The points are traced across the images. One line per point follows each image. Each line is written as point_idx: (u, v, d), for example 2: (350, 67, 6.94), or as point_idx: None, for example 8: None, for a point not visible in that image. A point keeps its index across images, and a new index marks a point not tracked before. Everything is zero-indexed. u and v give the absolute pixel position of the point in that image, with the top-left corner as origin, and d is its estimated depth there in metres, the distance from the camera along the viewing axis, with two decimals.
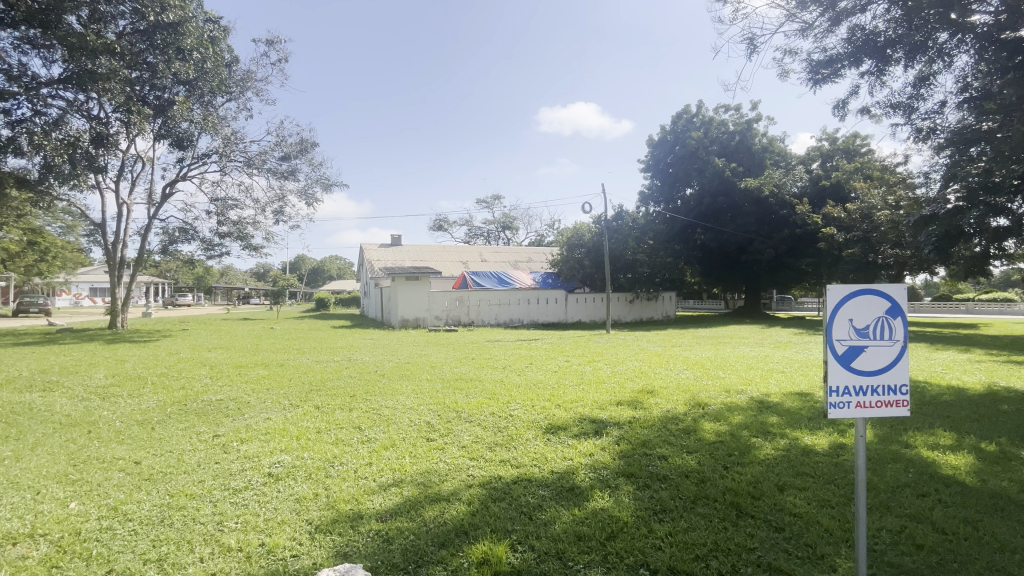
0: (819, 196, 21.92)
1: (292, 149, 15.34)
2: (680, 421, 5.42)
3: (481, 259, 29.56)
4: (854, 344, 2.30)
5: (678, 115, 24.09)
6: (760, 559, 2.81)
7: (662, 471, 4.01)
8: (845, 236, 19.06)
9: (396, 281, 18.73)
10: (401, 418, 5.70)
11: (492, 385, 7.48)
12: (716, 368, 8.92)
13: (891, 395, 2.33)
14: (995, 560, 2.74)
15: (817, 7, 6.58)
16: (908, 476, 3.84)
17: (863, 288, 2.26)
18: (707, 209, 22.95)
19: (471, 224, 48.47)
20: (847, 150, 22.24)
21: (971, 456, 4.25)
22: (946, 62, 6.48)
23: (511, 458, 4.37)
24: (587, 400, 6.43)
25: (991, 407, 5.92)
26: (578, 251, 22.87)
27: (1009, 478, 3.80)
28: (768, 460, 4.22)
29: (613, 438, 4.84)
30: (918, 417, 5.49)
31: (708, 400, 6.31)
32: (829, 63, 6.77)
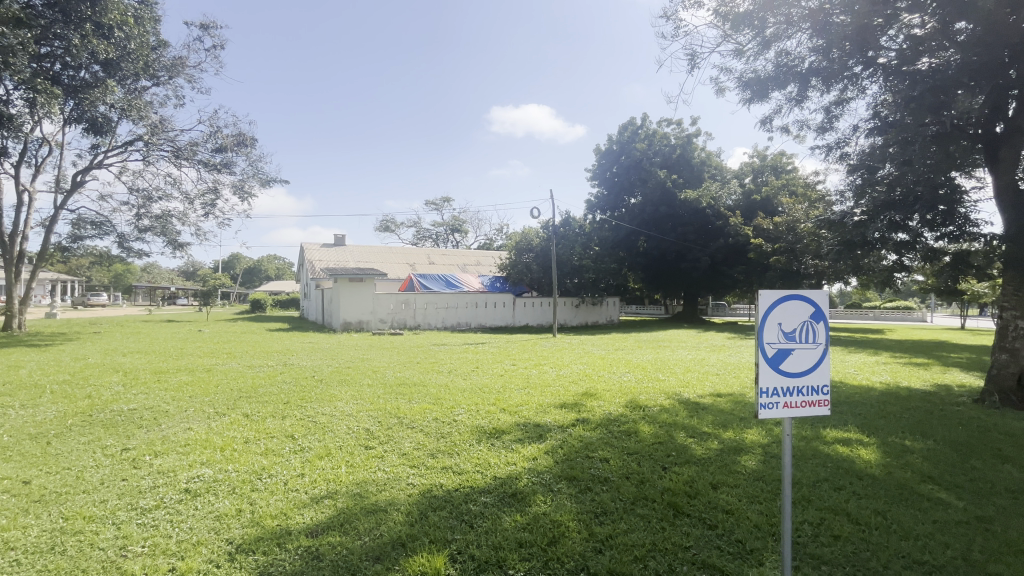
0: (750, 209, 23.21)
1: (227, 140, 14.37)
2: (620, 423, 5.54)
3: (428, 262, 29.13)
4: (782, 347, 2.40)
5: (625, 126, 25.25)
6: (695, 556, 2.89)
7: (604, 473, 4.06)
8: (772, 246, 20.39)
9: (339, 282, 17.99)
10: (339, 425, 5.43)
11: (436, 390, 7.31)
12: (655, 370, 9.24)
13: (814, 395, 2.46)
14: (902, 547, 2.95)
15: (750, 31, 7.06)
16: (826, 470, 4.12)
17: (791, 293, 2.38)
18: (650, 217, 24.03)
19: (420, 225, 47.66)
20: (776, 167, 23.85)
21: (880, 450, 4.64)
22: (859, 89, 7.14)
23: (454, 465, 4.27)
24: (531, 404, 6.44)
25: (895, 405, 6.48)
26: (526, 255, 23.09)
27: (911, 469, 4.17)
28: (701, 459, 4.39)
29: (556, 442, 4.86)
30: (835, 415, 5.93)
31: (646, 402, 6.50)
32: (758, 83, 7.28)
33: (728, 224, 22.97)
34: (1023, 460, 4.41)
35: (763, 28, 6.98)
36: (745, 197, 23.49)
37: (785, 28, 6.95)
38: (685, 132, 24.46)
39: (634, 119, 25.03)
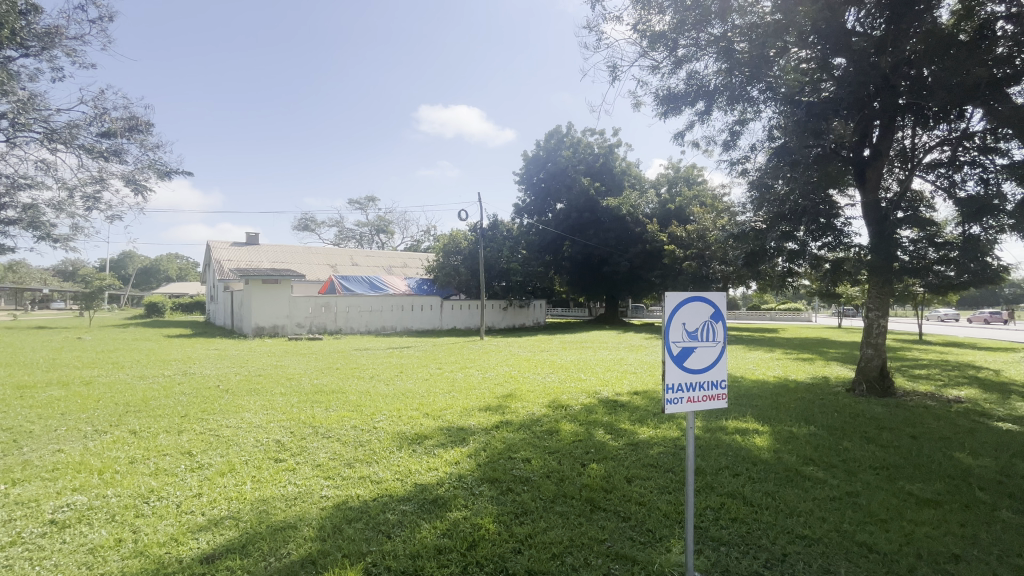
0: (666, 217, 24.79)
1: (117, 126, 12.51)
2: (542, 423, 5.64)
3: (351, 263, 27.95)
4: (686, 345, 2.57)
5: (551, 134, 26.06)
6: (609, 549, 3.00)
7: (526, 473, 4.10)
8: (684, 253, 21.92)
9: (251, 284, 16.67)
10: (245, 437, 5.01)
11: (356, 397, 7.00)
12: (577, 370, 9.57)
13: (713, 389, 2.66)
14: (788, 525, 3.26)
15: (664, 50, 7.68)
16: (727, 459, 4.47)
17: (694, 294, 2.56)
18: (574, 223, 24.90)
19: (343, 225, 45.55)
20: (688, 179, 25.69)
21: (770, 437, 5.13)
22: (756, 111, 7.93)
23: (372, 474, 4.10)
24: (455, 407, 6.37)
25: (784, 396, 7.22)
26: (454, 257, 22.90)
27: (796, 453, 4.65)
28: (619, 454, 4.58)
29: (478, 445, 4.84)
30: (734, 407, 6.49)
31: (568, 401, 6.69)
32: (671, 99, 7.89)
33: (646, 231, 24.36)
34: (882, 440, 5.10)
35: (676, 48, 7.68)
36: (661, 207, 25.05)
37: (694, 50, 7.63)
38: (607, 142, 25.69)
39: (560, 128, 25.89)
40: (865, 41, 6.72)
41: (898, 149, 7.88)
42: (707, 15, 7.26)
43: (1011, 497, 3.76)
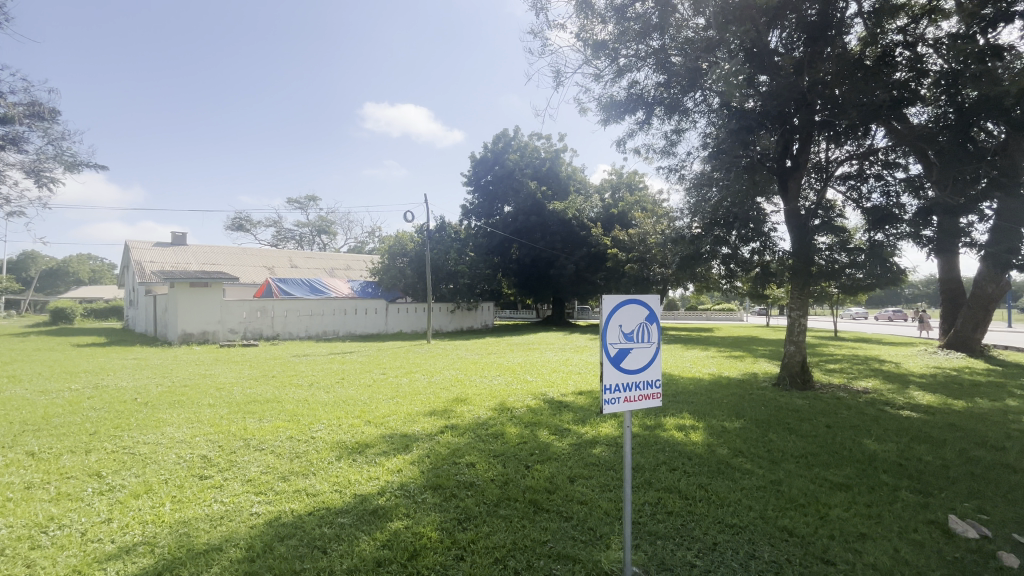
0: (609, 222, 25.55)
1: (16, 111, 11.32)
2: (488, 426, 5.63)
3: (290, 265, 26.69)
4: (623, 346, 2.64)
5: (499, 137, 26.25)
6: (551, 550, 3.03)
7: (470, 478, 4.07)
8: (626, 256, 22.67)
9: (176, 287, 15.48)
10: (165, 454, 4.62)
11: (293, 406, 6.67)
12: (524, 372, 9.66)
13: (649, 389, 2.76)
14: (719, 515, 3.43)
15: (605, 60, 8.06)
16: (664, 454, 4.65)
17: (630, 297, 2.65)
18: (522, 225, 25.15)
19: (281, 225, 43.40)
20: (630, 185, 26.62)
21: (703, 432, 5.40)
22: (691, 121, 8.39)
23: (308, 486, 3.91)
24: (399, 413, 6.22)
25: (717, 392, 7.65)
26: (399, 260, 22.45)
27: (727, 446, 4.92)
28: (563, 455, 4.65)
29: (422, 451, 4.74)
30: (672, 404, 6.79)
31: (514, 404, 6.72)
32: (612, 107, 8.23)
33: (591, 234, 24.98)
34: (802, 430, 5.51)
35: (618, 57, 8.03)
36: (605, 211, 25.77)
37: (635, 61, 8.05)
38: (553, 147, 26.18)
39: (507, 131, 26.10)
40: (786, 61, 7.27)
41: (815, 161, 8.57)
42: (646, 28, 7.62)
43: (909, 478, 4.17)
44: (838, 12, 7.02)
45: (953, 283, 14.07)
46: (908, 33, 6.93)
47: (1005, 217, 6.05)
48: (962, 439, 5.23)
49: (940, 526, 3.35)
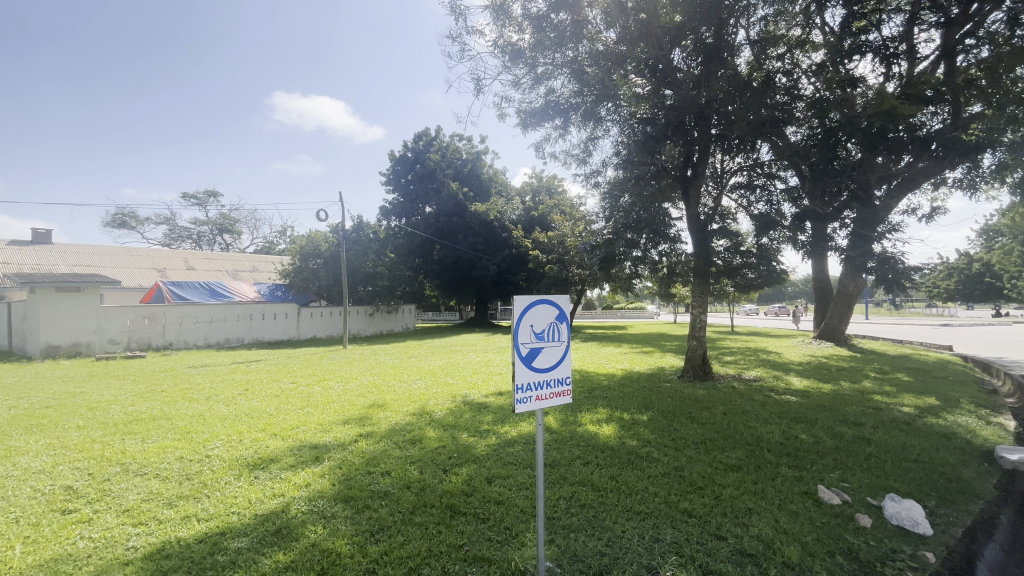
0: (530, 224, 26.03)
1: None
2: (406, 432, 5.47)
3: (185, 267, 24.18)
4: (534, 346, 2.69)
5: (419, 136, 25.81)
6: (467, 553, 3.01)
7: (384, 487, 3.92)
8: (546, 257, 23.22)
9: (36, 294, 13.28)
10: (17, 489, 3.95)
11: (185, 422, 6.02)
12: (445, 375, 9.53)
13: (559, 386, 2.83)
14: (628, 504, 3.61)
15: (524, 67, 8.37)
16: (579, 449, 4.82)
17: (540, 298, 2.70)
18: (443, 227, 24.89)
19: (175, 222, 39.15)
20: (550, 188, 27.37)
21: (615, 425, 5.67)
22: (604, 130, 8.83)
23: (200, 510, 3.54)
24: (310, 424, 5.85)
25: (629, 386, 8.09)
26: (312, 261, 21.22)
27: (636, 437, 5.20)
28: (481, 456, 4.64)
29: (334, 462, 4.49)
30: (587, 400, 7.07)
31: (433, 407, 6.60)
32: (534, 116, 8.64)
33: (512, 236, 25.30)
34: (702, 418, 5.99)
35: (535, 65, 8.34)
36: (526, 213, 26.24)
37: (551, 70, 8.40)
38: (475, 148, 26.25)
39: (427, 130, 25.73)
40: (687, 78, 7.87)
41: (712, 171, 9.37)
42: (562, 38, 7.94)
43: (788, 456, 4.69)
44: (729, 36, 7.74)
45: (823, 282, 16.09)
46: (786, 61, 7.81)
47: (861, 225, 7.02)
48: (830, 418, 5.98)
49: (812, 495, 3.80)
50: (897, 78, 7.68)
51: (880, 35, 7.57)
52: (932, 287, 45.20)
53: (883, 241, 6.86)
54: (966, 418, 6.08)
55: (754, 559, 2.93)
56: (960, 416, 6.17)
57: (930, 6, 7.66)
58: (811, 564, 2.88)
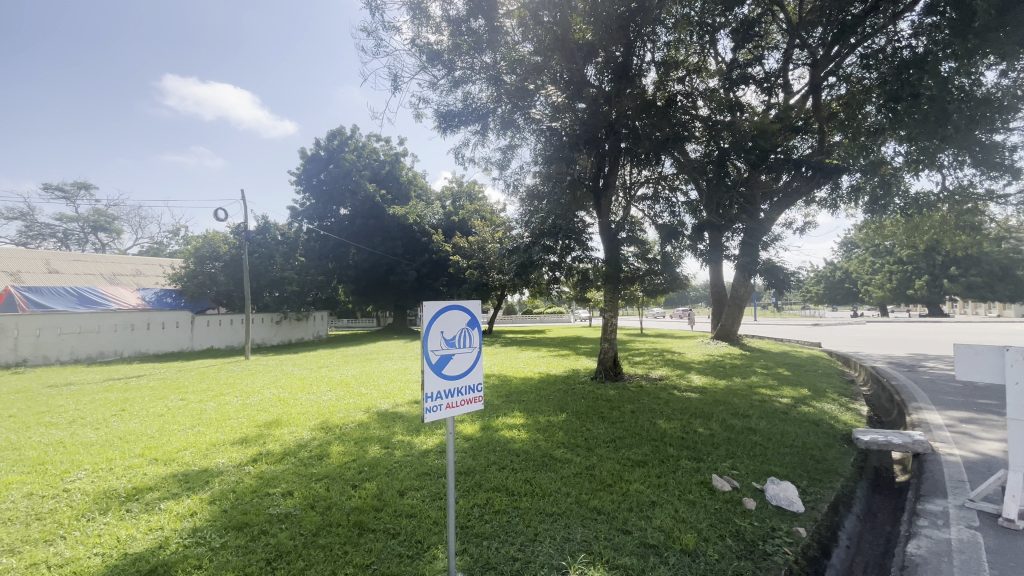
0: (450, 229, 25.78)
1: None
2: (311, 448, 5.12)
3: (46, 270, 20.84)
4: (445, 353, 2.64)
5: (333, 134, 24.60)
6: (374, 573, 2.85)
7: (284, 509, 3.62)
8: (467, 263, 23.09)
9: None
10: None
11: (39, 452, 5.15)
12: (358, 385, 9.09)
13: (471, 394, 2.80)
14: (541, 506, 3.67)
15: (442, 69, 8.37)
16: (495, 454, 4.82)
17: (451, 303, 2.65)
18: (358, 229, 24.00)
19: (35, 218, 33.70)
20: (470, 194, 27.41)
21: (529, 429, 5.75)
22: (521, 137, 9.03)
23: (52, 556, 3.03)
24: (200, 445, 5.28)
25: (546, 389, 8.27)
26: (209, 265, 19.33)
27: (550, 439, 5.32)
28: (394, 468, 4.47)
29: (226, 486, 4.09)
30: (505, 404, 7.11)
31: (342, 421, 6.26)
32: (448, 116, 8.67)
33: (432, 241, 24.91)
34: (611, 417, 6.28)
35: (453, 69, 8.36)
36: (446, 218, 25.99)
37: (469, 74, 8.50)
38: (393, 150, 25.65)
39: (342, 129, 24.65)
40: (598, 93, 8.26)
41: (621, 182, 9.91)
42: (479, 44, 8.02)
43: (687, 448, 5.05)
44: (636, 57, 8.25)
45: (719, 287, 17.68)
46: (686, 84, 8.47)
47: (749, 236, 7.79)
48: (723, 412, 6.55)
49: (708, 484, 4.11)
50: (776, 106, 8.68)
51: (762, 67, 8.49)
52: (807, 292, 51.50)
53: (767, 250, 7.66)
54: (831, 406, 6.97)
55: (656, 549, 3.09)
56: (827, 404, 7.06)
57: (800, 46, 8.75)
58: (705, 548, 3.10)
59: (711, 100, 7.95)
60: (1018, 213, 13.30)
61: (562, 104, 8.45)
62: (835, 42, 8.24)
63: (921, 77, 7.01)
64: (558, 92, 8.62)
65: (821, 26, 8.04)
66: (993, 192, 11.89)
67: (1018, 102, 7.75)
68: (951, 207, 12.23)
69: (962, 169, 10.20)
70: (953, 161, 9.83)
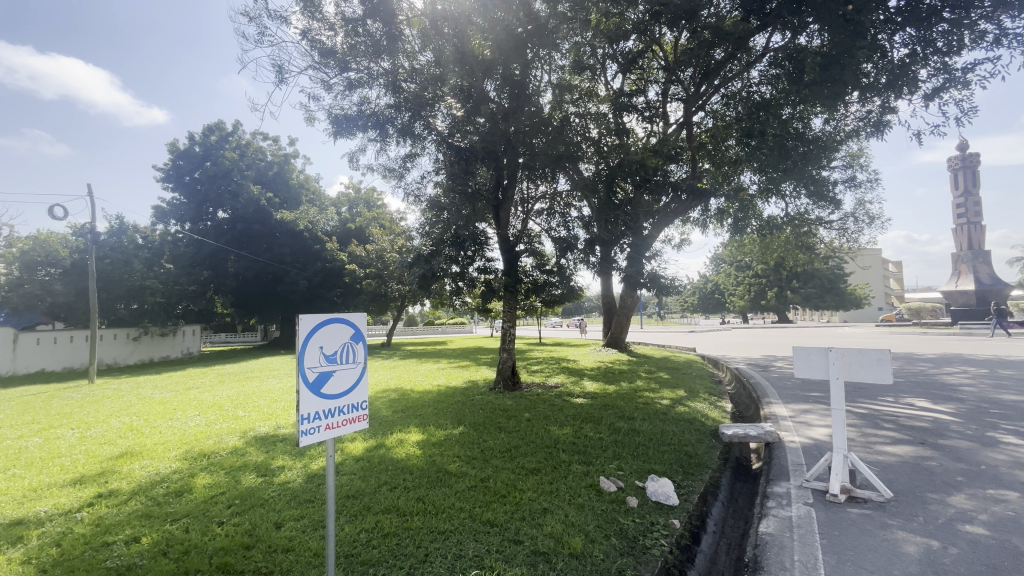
0: (346, 236, 24.66)
1: None
2: (170, 483, 4.46)
3: None
4: (324, 370, 2.45)
5: (210, 129, 22.19)
6: None
7: (127, 560, 3.08)
8: (364, 272, 22.04)
9: None
10: None
11: None
12: (235, 407, 8.16)
13: (354, 412, 2.64)
14: (434, 524, 3.55)
15: (336, 70, 8.04)
16: (387, 474, 4.60)
17: (331, 317, 2.47)
18: (240, 235, 21.81)
19: None
20: (368, 201, 26.34)
21: (425, 444, 5.58)
22: (420, 146, 8.92)
23: None
24: (16, 492, 4.34)
25: (445, 401, 8.12)
26: (43, 272, 16.20)
27: (446, 454, 5.20)
28: (271, 498, 4.05)
29: (48, 540, 3.38)
30: (402, 419, 6.84)
31: (212, 449, 5.55)
32: (344, 119, 8.37)
33: (325, 249, 23.43)
34: (508, 426, 6.35)
35: (348, 71, 8.09)
36: (341, 225, 24.75)
37: (365, 79, 8.29)
38: (282, 151, 23.89)
39: (222, 124, 22.38)
40: (497, 108, 8.44)
41: (519, 197, 10.17)
42: (376, 48, 7.82)
43: (579, 453, 5.27)
44: (533, 77, 8.59)
45: (609, 298, 18.90)
46: (579, 107, 8.99)
47: (634, 250, 8.41)
48: (611, 415, 6.96)
49: (596, 486, 4.31)
50: (656, 133, 9.58)
51: (644, 98, 9.33)
52: (684, 302, 57.17)
53: (650, 263, 8.34)
54: (702, 405, 7.75)
55: (546, 556, 3.15)
56: (699, 404, 7.83)
57: (675, 82, 9.78)
58: (591, 550, 3.22)
59: (600, 123, 8.54)
60: (839, 237, 16.07)
61: (461, 117, 8.52)
62: (702, 82, 9.34)
63: (768, 118, 8.19)
64: (458, 104, 8.67)
65: (691, 66, 9.07)
66: (822, 218, 14.24)
67: (836, 145, 9.41)
68: (792, 230, 14.41)
69: (799, 199, 12.08)
70: (793, 191, 11.61)
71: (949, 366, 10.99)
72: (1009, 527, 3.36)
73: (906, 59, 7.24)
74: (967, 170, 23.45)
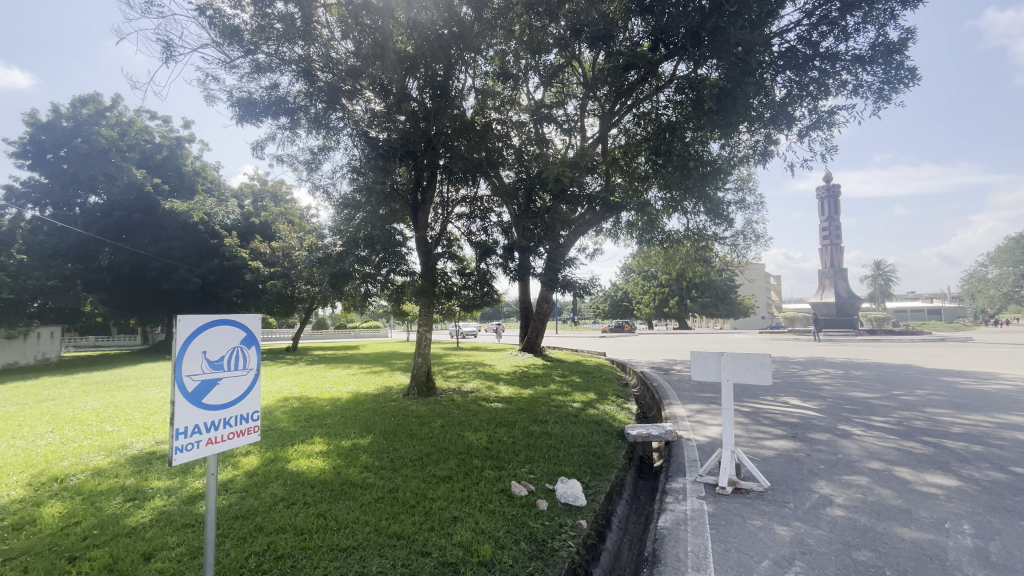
0: (248, 231, 22.90)
1: None
2: (6, 515, 3.73)
3: None
4: (206, 378, 2.18)
5: (83, 100, 19.36)
6: None
7: None
8: (268, 271, 20.38)
9: None
10: None
11: None
12: (102, 421, 7.11)
13: (244, 424, 2.40)
14: (334, 542, 3.31)
15: (241, 50, 7.38)
16: (284, 489, 4.23)
17: (218, 318, 2.20)
18: (116, 224, 19.08)
19: None
20: (275, 194, 24.55)
21: (329, 455, 5.22)
22: (335, 138, 8.43)
23: None
24: None
25: (354, 409, 7.68)
26: None
27: (353, 465, 4.90)
28: (141, 526, 3.53)
29: None
30: (306, 430, 6.38)
31: (68, 471, 4.76)
32: (248, 105, 7.74)
33: (223, 244, 21.41)
34: (420, 433, 6.17)
35: (255, 53, 7.50)
36: (243, 219, 22.82)
37: (274, 63, 7.70)
38: (174, 133, 21.57)
39: (97, 96, 19.60)
40: (418, 107, 8.22)
41: (439, 199, 9.97)
42: (288, 32, 7.31)
43: (491, 458, 5.24)
44: (456, 80, 8.48)
45: (526, 303, 19.25)
46: (501, 113, 9.04)
47: (551, 258, 8.59)
48: (525, 420, 7.03)
49: (507, 491, 4.31)
50: (574, 144, 9.93)
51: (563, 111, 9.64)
52: (596, 308, 59.97)
53: (565, 270, 8.58)
54: (611, 407, 8.11)
55: (454, 566, 3.07)
56: (607, 406, 8.18)
57: (593, 99, 10.22)
58: (500, 556, 3.19)
59: (521, 131, 8.68)
60: (731, 252, 17.82)
61: (379, 113, 8.20)
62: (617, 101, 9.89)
63: (672, 139, 8.99)
64: (377, 100, 8.30)
65: (606, 85, 9.57)
66: (717, 235, 15.70)
67: (730, 168, 10.44)
68: (692, 244, 15.73)
69: (698, 216, 13.23)
70: (693, 209, 12.68)
71: (816, 369, 12.54)
72: (861, 509, 3.87)
73: (785, 100, 8.21)
74: (831, 199, 27.23)
